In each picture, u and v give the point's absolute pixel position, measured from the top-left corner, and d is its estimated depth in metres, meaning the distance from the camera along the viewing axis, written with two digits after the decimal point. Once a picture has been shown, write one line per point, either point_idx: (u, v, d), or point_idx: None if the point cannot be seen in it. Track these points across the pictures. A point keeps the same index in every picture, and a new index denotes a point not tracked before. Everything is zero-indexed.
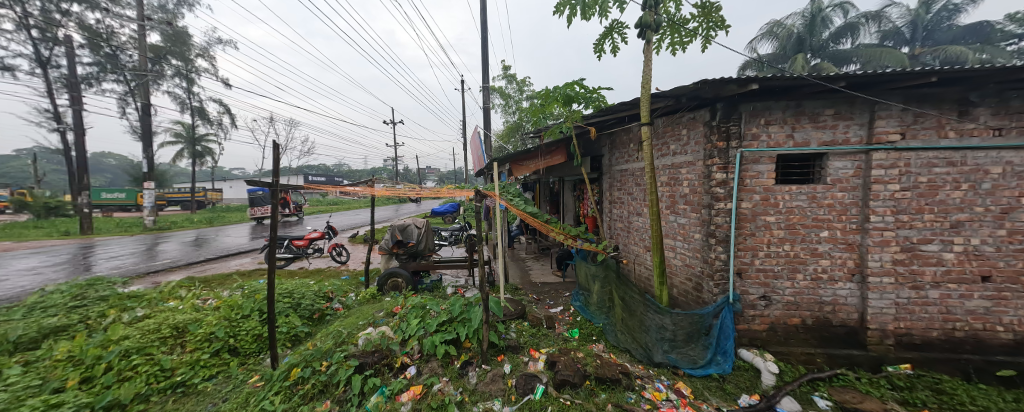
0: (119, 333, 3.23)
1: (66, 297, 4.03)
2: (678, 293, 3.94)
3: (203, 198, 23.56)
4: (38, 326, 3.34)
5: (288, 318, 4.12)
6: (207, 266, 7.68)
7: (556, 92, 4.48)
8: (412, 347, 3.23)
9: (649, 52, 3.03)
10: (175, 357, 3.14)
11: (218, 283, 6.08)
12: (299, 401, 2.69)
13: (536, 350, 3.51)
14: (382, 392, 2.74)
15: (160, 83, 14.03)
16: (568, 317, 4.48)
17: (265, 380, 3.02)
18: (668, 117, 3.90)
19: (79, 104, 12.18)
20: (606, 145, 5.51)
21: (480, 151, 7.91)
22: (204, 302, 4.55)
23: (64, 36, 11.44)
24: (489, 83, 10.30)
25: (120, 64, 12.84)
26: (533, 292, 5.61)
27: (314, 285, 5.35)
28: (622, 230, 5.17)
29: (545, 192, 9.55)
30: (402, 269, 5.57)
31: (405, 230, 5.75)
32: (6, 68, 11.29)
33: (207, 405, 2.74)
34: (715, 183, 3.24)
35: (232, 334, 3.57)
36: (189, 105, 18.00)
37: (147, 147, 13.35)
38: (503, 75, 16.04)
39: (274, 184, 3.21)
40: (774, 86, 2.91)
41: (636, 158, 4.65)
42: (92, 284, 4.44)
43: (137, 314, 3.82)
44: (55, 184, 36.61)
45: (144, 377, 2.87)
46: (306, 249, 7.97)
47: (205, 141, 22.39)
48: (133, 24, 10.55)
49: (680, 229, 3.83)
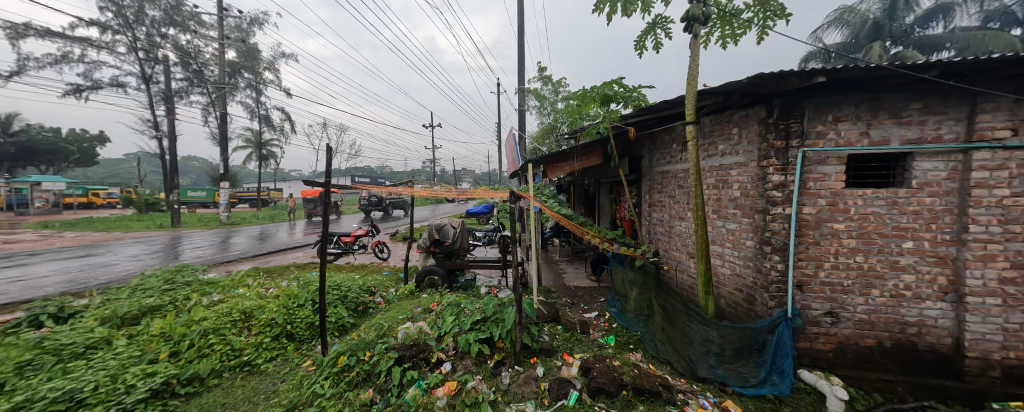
0: (202, 314, 3.70)
1: (160, 281, 4.68)
2: (727, 304, 3.66)
3: (267, 196, 26.28)
4: (139, 304, 3.91)
5: (336, 309, 4.44)
6: (269, 258, 8.51)
7: (594, 92, 4.36)
8: (448, 343, 3.31)
9: (698, 46, 2.86)
10: (243, 339, 3.51)
11: (278, 273, 6.75)
12: (345, 388, 2.90)
13: (570, 355, 3.47)
14: (419, 385, 2.86)
15: (235, 94, 15.88)
16: (602, 323, 4.36)
17: (316, 365, 3.26)
18: (716, 115, 3.66)
19: (174, 114, 14.16)
20: (646, 146, 5.25)
21: (514, 153, 8.02)
22: (267, 290, 5.04)
23: (164, 56, 13.39)
24: (524, 85, 10.41)
25: (204, 79, 14.76)
26: (567, 295, 5.53)
27: (359, 279, 5.70)
28: (662, 235, 4.92)
29: (579, 194, 9.45)
30: (438, 267, 5.79)
31: (442, 229, 5.96)
32: (120, 85, 13.43)
33: (268, 385, 3.02)
34: (771, 186, 2.98)
35: (289, 321, 3.89)
36: (258, 114, 20.13)
37: (224, 151, 15.16)
38: (539, 77, 16.16)
39: (327, 184, 3.46)
40: (845, 79, 2.61)
41: (679, 159, 4.41)
42: (180, 270, 5.13)
43: (213, 299, 4.32)
44: (154, 183, 43.08)
45: (219, 355, 3.25)
46: (353, 245, 8.58)
47: (269, 145, 24.90)
48: (215, 42, 12.05)
49: (729, 235, 3.56)
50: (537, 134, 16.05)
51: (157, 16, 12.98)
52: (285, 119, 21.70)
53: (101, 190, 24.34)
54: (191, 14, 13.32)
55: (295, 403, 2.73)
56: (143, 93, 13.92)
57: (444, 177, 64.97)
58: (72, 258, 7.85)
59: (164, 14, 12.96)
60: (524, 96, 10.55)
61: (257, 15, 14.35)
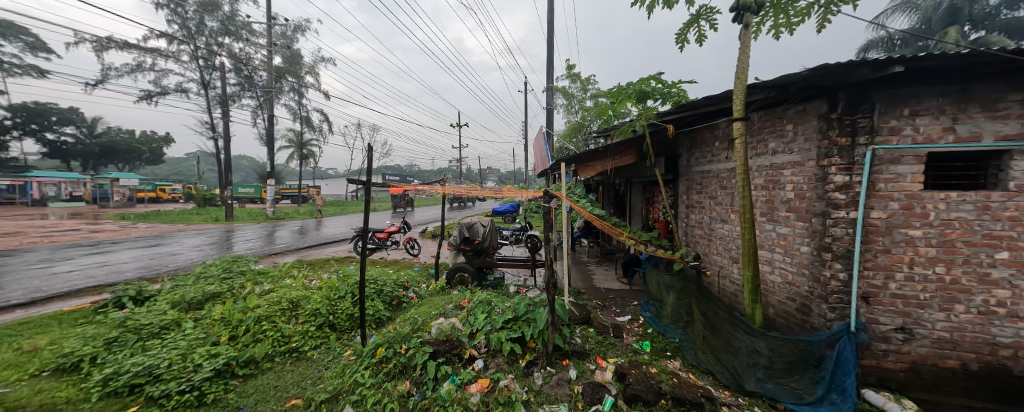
0: (255, 301, 3.99)
1: (219, 269, 5.12)
2: (777, 314, 3.42)
3: (307, 193, 27.99)
4: (203, 291, 4.29)
5: (374, 302, 4.62)
6: (310, 251, 9.04)
7: (630, 88, 4.18)
8: (480, 341, 3.32)
9: (749, 37, 2.67)
10: (292, 327, 3.74)
11: (319, 266, 7.16)
12: (384, 378, 3.00)
13: (603, 359, 3.39)
14: (453, 380, 2.90)
15: (280, 97, 17.02)
16: (636, 327, 4.22)
17: (356, 355, 3.40)
18: (767, 111, 3.42)
19: (228, 116, 15.41)
20: (684, 144, 5.00)
21: (544, 152, 7.96)
22: (310, 281, 5.37)
23: (220, 63, 14.61)
24: (553, 83, 10.32)
25: (254, 84, 15.94)
26: (597, 298, 5.40)
27: (393, 274, 5.90)
28: (702, 237, 4.68)
29: (608, 193, 9.22)
30: (468, 265, 5.87)
31: (472, 227, 6.04)
32: (183, 91, 14.82)
33: (314, 371, 3.19)
34: (833, 187, 2.73)
35: (332, 311, 4.10)
36: (300, 115, 21.45)
37: (270, 150, 16.29)
38: (567, 74, 15.96)
39: (367, 182, 3.61)
40: (927, 68, 2.32)
41: (722, 158, 4.17)
42: (236, 260, 5.58)
43: (265, 288, 4.65)
44: (210, 181, 47.27)
45: (271, 341, 3.49)
46: (385, 241, 8.95)
47: (309, 145, 26.45)
48: (263, 49, 12.98)
49: (780, 239, 3.32)
50: (564, 133, 15.86)
51: (215, 27, 14.21)
52: (324, 120, 22.98)
53: (166, 185, 27.01)
54: (243, 23, 14.46)
55: (339, 390, 2.86)
56: (202, 97, 15.27)
57: (470, 175, 65.94)
58: (145, 247, 8.77)
59: (221, 25, 14.16)
60: (552, 94, 10.45)
61: (300, 23, 15.30)
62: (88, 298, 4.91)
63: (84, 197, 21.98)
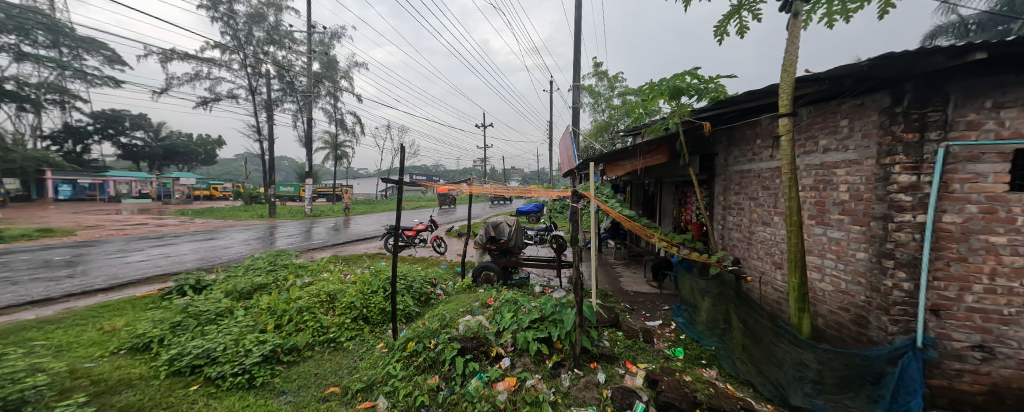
0: (297, 293, 4.26)
1: (265, 262, 5.51)
2: (828, 324, 3.17)
3: (341, 192, 29.44)
4: (251, 282, 4.64)
5: (404, 297, 4.77)
6: (344, 247, 9.51)
7: (663, 85, 3.97)
8: (506, 339, 3.33)
9: (798, 27, 2.49)
10: (330, 318, 3.95)
11: (353, 261, 7.52)
12: (414, 371, 3.09)
13: (633, 363, 3.29)
14: (480, 377, 2.93)
15: (318, 101, 18.03)
16: (668, 333, 4.06)
17: (388, 348, 3.53)
18: (819, 106, 3.17)
19: (272, 120, 16.54)
20: (722, 142, 4.74)
21: (570, 151, 7.85)
22: (346, 275, 5.64)
23: (265, 70, 15.70)
24: (580, 82, 10.18)
25: (295, 89, 16.99)
26: (625, 301, 5.26)
27: (421, 271, 6.08)
28: (740, 241, 4.43)
29: (637, 194, 8.96)
30: (493, 264, 5.91)
31: (498, 227, 6.07)
32: (234, 96, 16.08)
33: (349, 361, 3.35)
34: (896, 188, 2.49)
35: (366, 305, 4.28)
36: (335, 118, 22.61)
37: (309, 151, 17.31)
38: (594, 72, 15.68)
39: (400, 181, 3.73)
40: (1016, 53, 2.04)
41: (764, 157, 3.92)
42: (280, 254, 5.98)
43: (306, 281, 4.95)
44: (256, 180, 51.00)
45: (311, 330, 3.71)
46: (413, 239, 9.23)
47: (343, 146, 27.83)
48: (303, 56, 13.81)
49: (832, 244, 3.08)
50: (591, 132, 15.60)
51: (261, 37, 15.29)
52: (357, 122, 24.07)
53: (218, 184, 29.44)
54: (286, 33, 15.46)
55: (373, 380, 2.98)
56: (250, 102, 16.49)
57: (495, 175, 66.50)
58: (201, 240, 9.61)
59: (267, 35, 15.23)
60: (579, 93, 10.31)
61: (337, 30, 16.13)
62: (155, 286, 5.44)
63: (150, 194, 24.46)
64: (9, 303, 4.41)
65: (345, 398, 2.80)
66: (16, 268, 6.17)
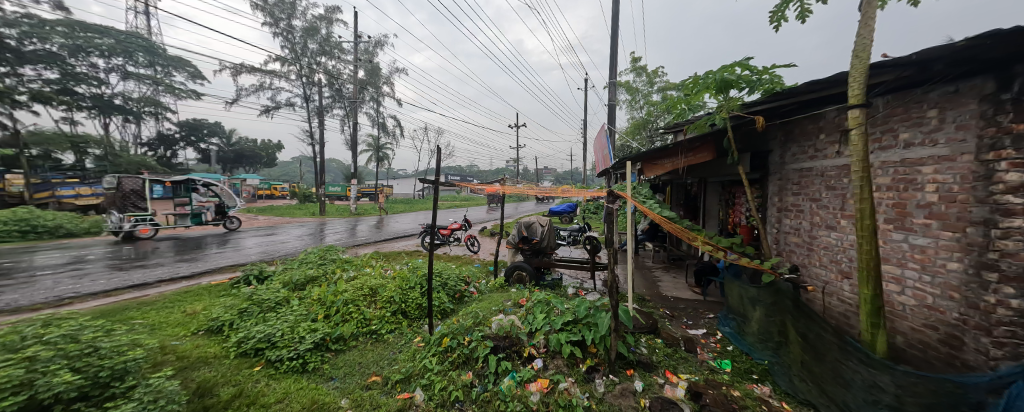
0: (344, 286, 4.56)
1: (316, 256, 5.98)
2: (910, 344, 2.78)
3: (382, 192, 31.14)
4: (304, 274, 5.05)
5: (439, 294, 4.93)
6: (384, 244, 10.04)
7: (708, 78, 3.71)
8: (539, 340, 3.29)
9: (873, 7, 2.21)
10: (372, 311, 4.18)
11: (393, 258, 7.92)
12: (448, 366, 3.17)
13: (673, 373, 3.11)
14: (513, 377, 2.94)
15: (362, 106, 19.23)
16: (713, 343, 3.79)
17: (425, 342, 3.66)
18: (901, 95, 2.76)
19: (322, 125, 17.93)
20: (777, 138, 4.33)
21: (606, 150, 7.61)
22: (386, 271, 5.95)
23: (317, 79, 17.06)
24: (617, 78, 9.86)
25: (342, 95, 18.26)
26: (665, 306, 5.00)
27: (456, 268, 6.24)
28: (799, 246, 4.02)
29: (678, 194, 8.48)
30: (526, 264, 5.90)
31: (530, 227, 6.04)
32: (291, 104, 17.66)
33: (390, 353, 3.53)
34: (1003, 188, 2.11)
35: (404, 300, 4.48)
36: (377, 122, 23.97)
37: (354, 154, 18.52)
38: (632, 68, 15.11)
39: (436, 181, 3.85)
40: None
41: (829, 153, 3.52)
42: (328, 249, 6.46)
43: (350, 275, 5.29)
44: (308, 181, 55.56)
45: (355, 322, 3.96)
46: (448, 237, 9.52)
47: (384, 148, 29.40)
48: (350, 64, 14.81)
49: (915, 253, 2.69)
50: (627, 130, 15.06)
51: (314, 49, 16.63)
52: (396, 125, 25.33)
53: (277, 185, 32.49)
54: (335, 43, 16.68)
55: (410, 372, 3.11)
56: (304, 109, 18.00)
57: (527, 175, 66.53)
58: (264, 235, 10.67)
59: (319, 46, 16.54)
60: (615, 89, 9.99)
61: (380, 38, 17.10)
62: (225, 275, 6.13)
63: None
64: (115, 286, 5.19)
65: (386, 388, 2.95)
66: (123, 257, 7.29)
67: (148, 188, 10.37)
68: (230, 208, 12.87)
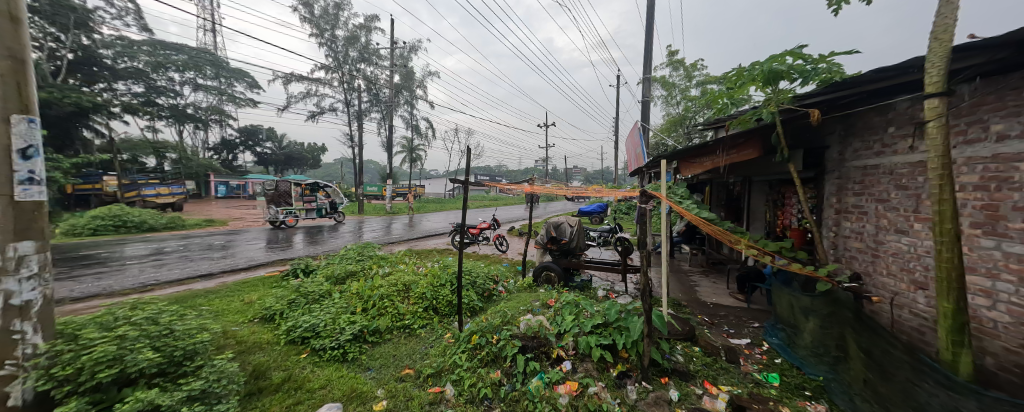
0: (379, 282, 4.79)
1: (355, 253, 6.34)
2: (1003, 369, 2.40)
3: (415, 192, 32.32)
4: (344, 269, 5.37)
5: (468, 292, 5.02)
6: (417, 242, 10.41)
7: (755, 70, 3.44)
8: (568, 342, 3.24)
9: None
10: (405, 306, 4.35)
11: (425, 255, 8.19)
12: (478, 364, 3.22)
13: (712, 384, 2.93)
14: (541, 378, 2.92)
15: (397, 109, 20.09)
16: (758, 355, 3.52)
17: (455, 339, 3.74)
18: (992, 81, 2.40)
19: (361, 128, 18.97)
20: (835, 132, 3.93)
21: (639, 148, 7.33)
22: (418, 268, 6.16)
23: (357, 85, 18.08)
24: (651, 73, 9.47)
25: (379, 99, 19.20)
26: (703, 313, 4.72)
27: (484, 267, 6.31)
28: (862, 252, 3.62)
29: (718, 194, 7.97)
30: (554, 264, 5.84)
31: (559, 227, 5.96)
32: (333, 109, 18.87)
33: (422, 347, 3.65)
34: None
35: (435, 297, 4.62)
36: (411, 124, 24.94)
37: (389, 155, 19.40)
38: (668, 62, 14.45)
39: (466, 182, 3.91)
40: None
41: (899, 148, 3.14)
42: (366, 246, 6.81)
43: (385, 271, 5.54)
44: (347, 181, 59.05)
45: (390, 316, 4.14)
46: (478, 236, 9.67)
47: (417, 149, 30.51)
48: (387, 69, 15.55)
49: (1010, 262, 2.33)
50: (663, 127, 14.41)
51: (355, 56, 17.65)
52: (429, 127, 26.18)
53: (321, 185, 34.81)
54: (374, 50, 17.59)
55: (441, 367, 3.20)
56: (345, 113, 19.16)
57: (556, 175, 65.93)
58: (310, 231, 11.48)
59: (359, 54, 17.53)
60: (650, 85, 9.60)
61: (414, 44, 17.78)
62: (276, 268, 6.67)
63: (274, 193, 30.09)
64: (186, 275, 5.85)
65: (418, 381, 3.06)
66: (193, 249, 8.18)
67: (291, 189, 13.52)
68: (340, 204, 16.51)
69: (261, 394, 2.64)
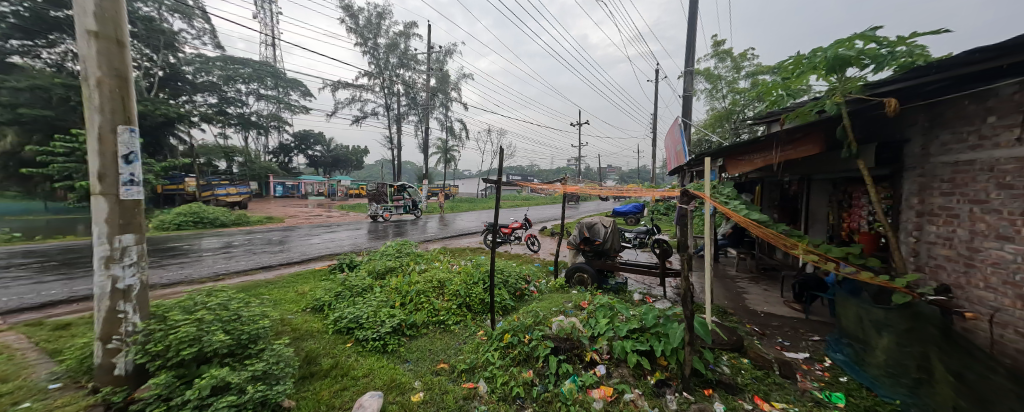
0: (416, 278, 4.99)
1: (393, 250, 6.66)
2: None
3: (449, 191, 33.27)
4: (383, 265, 5.66)
5: (501, 291, 5.08)
6: (451, 240, 10.70)
7: (816, 57, 3.13)
8: (602, 346, 3.16)
9: None
10: (440, 302, 4.49)
11: (458, 253, 8.40)
12: (510, 362, 3.23)
13: (763, 400, 2.69)
14: (574, 380, 2.87)
15: (433, 111, 20.83)
16: (819, 371, 3.17)
17: (487, 337, 3.79)
18: None
19: (400, 131, 19.92)
20: (917, 124, 3.45)
21: (681, 145, 6.95)
22: (452, 266, 6.34)
23: (397, 89, 19.00)
24: (694, 65, 8.95)
25: (416, 102, 20.03)
26: (752, 322, 4.36)
27: (516, 267, 6.33)
28: (951, 261, 3.14)
29: (771, 194, 7.34)
30: (587, 265, 5.72)
31: (593, 228, 5.82)
32: (375, 113, 19.99)
33: (456, 343, 3.75)
34: None
35: (469, 294, 4.72)
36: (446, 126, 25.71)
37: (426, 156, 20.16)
38: (713, 53, 13.55)
39: (499, 181, 3.94)
40: None
41: (1002, 141, 2.69)
42: (403, 243, 7.13)
43: (421, 267, 5.76)
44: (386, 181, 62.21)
45: (426, 311, 4.30)
46: (510, 236, 9.73)
47: (452, 150, 31.37)
48: (424, 73, 16.18)
49: None
50: (706, 122, 13.55)
51: (394, 62, 18.57)
52: (463, 128, 26.83)
53: None
54: (412, 56, 18.38)
55: (475, 363, 3.27)
56: (386, 117, 20.22)
57: (589, 175, 64.51)
58: (353, 229, 12.26)
59: (398, 60, 18.42)
60: (693, 78, 9.08)
61: (450, 48, 18.34)
62: (323, 262, 7.20)
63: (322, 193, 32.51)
64: (249, 267, 6.50)
65: (453, 376, 3.14)
66: (255, 243, 9.09)
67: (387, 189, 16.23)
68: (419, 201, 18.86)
69: (313, 378, 2.87)
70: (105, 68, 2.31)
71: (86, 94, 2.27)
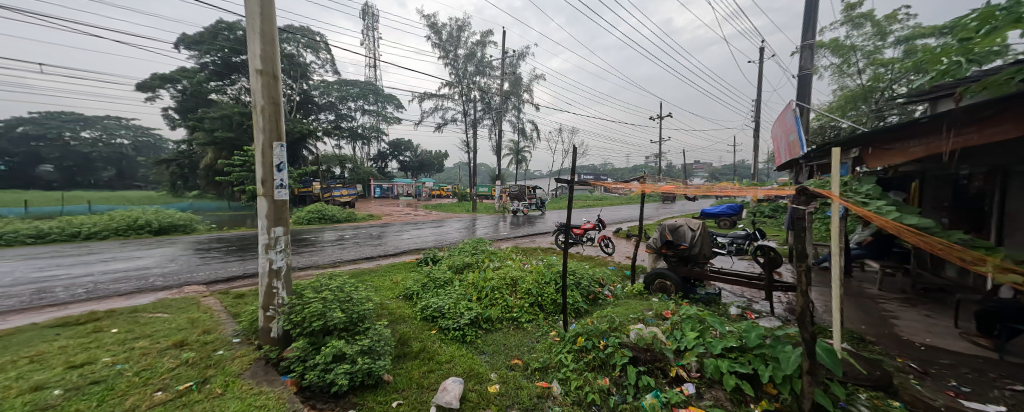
0: (491, 274, 5.21)
1: (470, 247, 7.10)
2: None
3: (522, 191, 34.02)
4: (461, 261, 6.07)
5: (573, 292, 4.96)
6: (523, 240, 10.91)
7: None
8: (690, 362, 2.86)
9: None
10: (513, 300, 4.61)
11: (531, 253, 8.53)
12: (584, 367, 3.13)
13: None
14: (656, 395, 2.64)
15: (507, 114, 21.62)
16: None
17: (560, 338, 3.74)
18: None
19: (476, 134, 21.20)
20: None
21: (795, 134, 5.81)
22: (524, 264, 6.44)
23: (473, 96, 20.28)
24: (815, 37, 7.41)
25: (491, 106, 21.05)
26: (904, 357, 3.40)
27: (589, 269, 6.13)
28: None
29: (937, 192, 5.60)
30: (670, 272, 5.21)
31: (677, 230, 5.26)
32: (454, 119, 21.67)
33: (529, 341, 3.80)
34: None
35: (541, 294, 4.74)
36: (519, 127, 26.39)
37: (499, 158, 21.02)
38: (843, 19, 11.01)
39: (571, 181, 3.86)
40: None
41: None
42: (479, 241, 7.54)
43: (495, 264, 6.01)
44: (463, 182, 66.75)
45: (500, 307, 4.46)
46: (582, 237, 9.48)
47: (524, 151, 32.03)
48: (499, 78, 16.91)
49: None
50: (832, 105, 11.08)
51: (472, 70, 19.84)
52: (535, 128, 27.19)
53: None
54: (488, 63, 19.39)
55: (548, 363, 3.27)
56: (464, 122, 21.74)
57: (671, 172, 58.83)
58: (436, 226, 13.52)
59: (475, 68, 19.65)
60: (812, 53, 7.53)
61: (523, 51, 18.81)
62: (411, 256, 8.08)
63: None
64: (356, 256, 7.71)
65: (526, 372, 3.19)
66: (361, 237, 10.74)
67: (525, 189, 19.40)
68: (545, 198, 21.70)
69: (405, 358, 3.24)
70: (266, 97, 2.97)
71: (255, 119, 2.96)
